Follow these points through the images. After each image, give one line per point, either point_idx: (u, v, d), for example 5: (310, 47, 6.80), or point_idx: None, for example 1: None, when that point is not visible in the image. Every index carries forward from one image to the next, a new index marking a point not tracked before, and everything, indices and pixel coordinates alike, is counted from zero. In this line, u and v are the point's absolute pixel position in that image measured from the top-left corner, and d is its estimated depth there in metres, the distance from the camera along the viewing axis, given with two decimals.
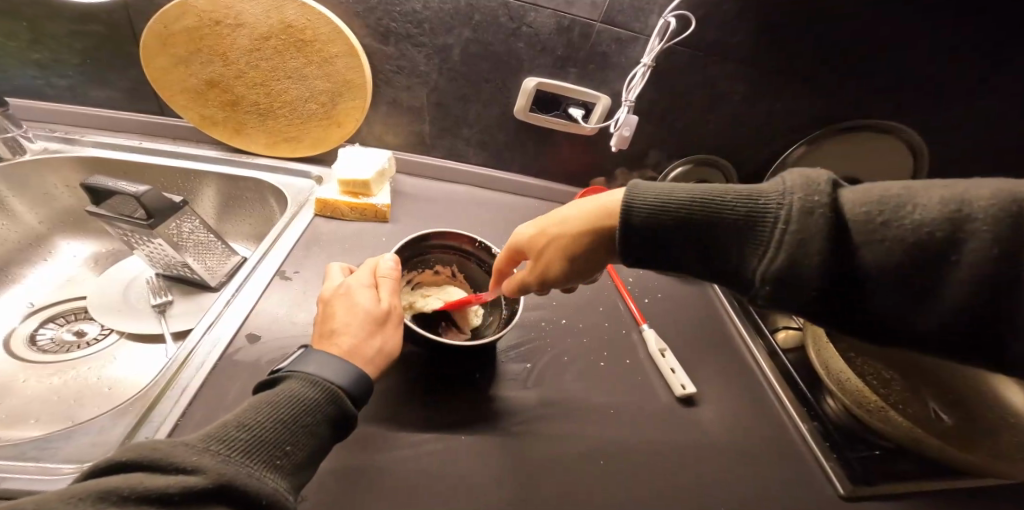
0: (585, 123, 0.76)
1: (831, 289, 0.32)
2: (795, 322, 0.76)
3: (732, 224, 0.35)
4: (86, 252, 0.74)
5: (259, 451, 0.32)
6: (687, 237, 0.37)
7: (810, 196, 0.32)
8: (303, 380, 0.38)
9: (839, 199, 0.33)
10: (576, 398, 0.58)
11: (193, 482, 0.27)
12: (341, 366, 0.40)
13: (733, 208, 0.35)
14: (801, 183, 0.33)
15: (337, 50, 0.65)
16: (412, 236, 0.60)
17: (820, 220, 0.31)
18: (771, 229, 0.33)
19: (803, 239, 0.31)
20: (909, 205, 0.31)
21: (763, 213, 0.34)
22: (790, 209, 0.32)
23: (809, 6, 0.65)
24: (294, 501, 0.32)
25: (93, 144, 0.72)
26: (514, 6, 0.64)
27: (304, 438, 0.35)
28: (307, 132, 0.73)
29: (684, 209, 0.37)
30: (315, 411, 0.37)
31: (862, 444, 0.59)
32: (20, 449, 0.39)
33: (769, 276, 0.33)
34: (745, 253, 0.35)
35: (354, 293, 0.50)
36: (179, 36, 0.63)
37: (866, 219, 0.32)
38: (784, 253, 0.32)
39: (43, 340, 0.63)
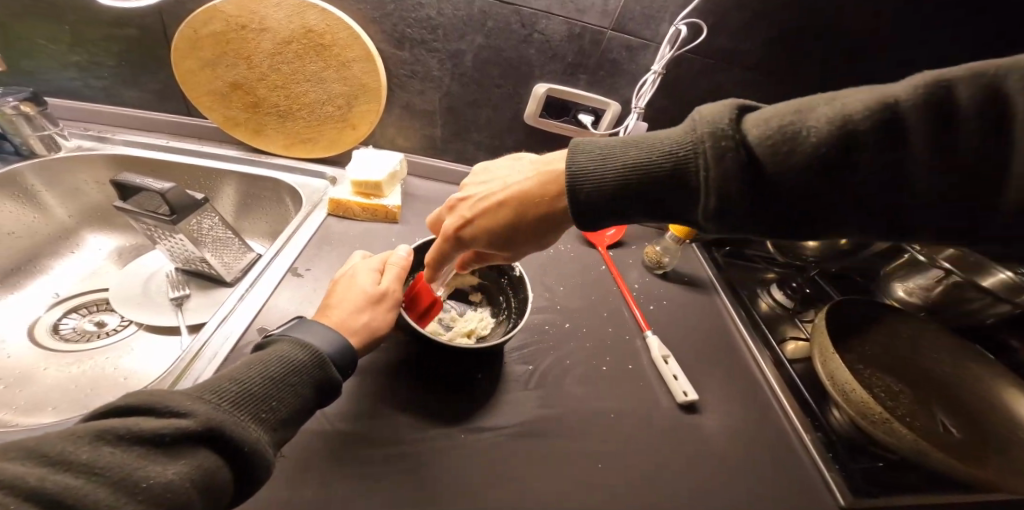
0: (595, 129, 0.76)
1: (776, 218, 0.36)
2: (804, 332, 0.75)
3: (662, 177, 0.38)
4: (111, 246, 0.78)
5: (246, 403, 0.34)
6: (628, 197, 0.40)
7: (719, 138, 0.35)
8: (292, 343, 0.40)
9: (744, 132, 0.35)
10: (577, 400, 0.58)
11: (183, 424, 0.29)
12: (330, 336, 0.42)
13: (659, 163, 0.38)
14: (706, 127, 0.36)
15: (354, 55, 0.67)
16: (428, 238, 0.61)
17: (732, 162, 0.35)
18: (698, 176, 0.37)
19: (722, 178, 0.35)
20: (806, 125, 0.34)
21: (686, 162, 0.37)
22: (706, 154, 0.36)
23: (824, 14, 0.64)
24: (274, 454, 0.34)
25: (123, 143, 0.76)
26: (527, 13, 0.65)
27: (289, 397, 0.37)
28: (323, 134, 0.76)
29: (614, 173, 0.40)
30: (302, 373, 0.38)
31: (864, 456, 0.58)
32: (39, 433, 0.41)
33: (710, 212, 0.37)
34: (688, 195, 0.38)
35: (357, 274, 0.52)
36: (207, 39, 0.65)
37: (774, 151, 0.35)
38: (714, 193, 0.36)
39: (66, 330, 0.67)
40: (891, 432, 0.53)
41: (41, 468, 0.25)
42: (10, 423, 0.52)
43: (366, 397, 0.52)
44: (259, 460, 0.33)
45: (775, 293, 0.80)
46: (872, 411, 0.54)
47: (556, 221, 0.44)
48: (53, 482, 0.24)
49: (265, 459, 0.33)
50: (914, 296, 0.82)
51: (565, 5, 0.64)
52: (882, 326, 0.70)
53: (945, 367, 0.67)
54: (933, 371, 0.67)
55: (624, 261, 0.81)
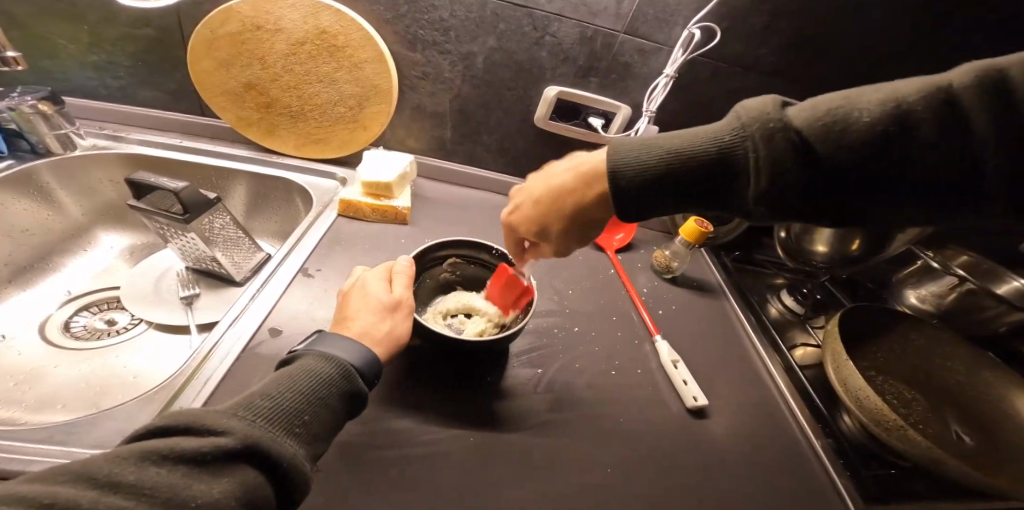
0: (605, 133, 0.76)
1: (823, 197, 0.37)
2: (814, 339, 0.74)
3: (709, 161, 0.40)
4: (122, 245, 0.79)
5: (281, 419, 0.34)
6: (675, 179, 0.41)
7: (766, 122, 0.38)
8: (318, 357, 0.40)
9: (790, 118, 0.38)
10: (585, 404, 0.58)
11: (222, 442, 0.29)
12: (354, 347, 0.42)
13: (707, 148, 0.40)
14: (753, 114, 0.39)
15: (367, 56, 0.67)
16: (432, 242, 0.61)
17: (782, 142, 0.37)
18: (747, 159, 0.38)
19: (775, 157, 0.37)
20: (852, 110, 0.37)
21: (734, 148, 0.39)
22: (754, 137, 0.38)
23: (838, 18, 0.64)
24: (309, 468, 0.34)
25: (136, 142, 0.76)
26: (539, 16, 0.65)
27: (320, 410, 0.37)
28: (335, 135, 0.76)
29: (664, 155, 0.41)
30: (330, 386, 0.38)
31: (876, 463, 0.57)
32: (50, 432, 0.41)
33: (761, 193, 0.38)
34: (733, 179, 0.40)
35: (368, 284, 0.52)
36: (222, 40, 0.66)
37: (823, 129, 0.36)
38: (765, 170, 0.37)
39: (76, 328, 0.67)
40: (905, 439, 0.52)
41: (91, 491, 0.25)
42: (21, 421, 0.53)
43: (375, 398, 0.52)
44: (296, 473, 0.32)
45: (785, 299, 0.79)
46: (886, 418, 0.53)
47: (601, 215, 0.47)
48: (104, 503, 0.25)
49: (300, 475, 0.33)
50: (926, 303, 0.82)
51: (578, 8, 0.64)
52: (894, 333, 0.69)
53: (959, 376, 0.66)
54: (947, 379, 0.66)
55: (632, 265, 0.81)
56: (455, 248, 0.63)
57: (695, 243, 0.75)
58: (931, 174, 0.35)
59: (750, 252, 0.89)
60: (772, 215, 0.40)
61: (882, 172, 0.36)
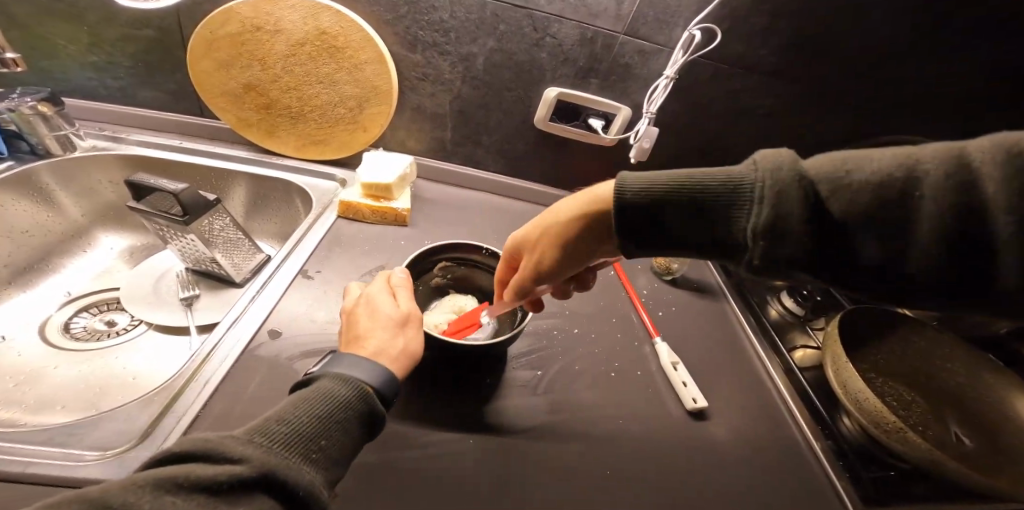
0: (605, 134, 0.76)
1: (828, 246, 0.34)
2: (814, 341, 0.74)
3: (714, 195, 0.37)
4: (122, 246, 0.79)
5: (297, 444, 0.33)
6: (672, 210, 0.38)
7: (777, 161, 0.35)
8: (336, 379, 0.39)
9: (801, 163, 0.35)
10: (585, 405, 0.58)
11: (237, 470, 0.29)
12: (371, 367, 0.41)
13: (711, 182, 0.37)
14: (766, 155, 0.36)
15: (367, 57, 0.67)
16: (427, 248, 0.61)
17: (790, 176, 0.34)
18: (751, 196, 0.35)
19: (779, 194, 0.33)
20: (866, 159, 0.34)
21: (740, 184, 0.36)
22: (763, 172, 0.35)
23: (838, 21, 0.64)
24: (328, 495, 0.33)
25: (136, 143, 0.76)
26: (540, 17, 0.65)
27: (338, 435, 0.36)
28: (335, 136, 0.76)
29: (666, 182, 0.38)
30: (349, 409, 0.37)
31: (875, 465, 0.57)
32: (50, 433, 0.41)
33: (759, 231, 0.34)
34: (733, 219, 0.36)
35: (376, 300, 0.51)
36: (222, 41, 0.66)
37: (833, 175, 0.34)
38: (769, 206, 0.34)
39: (76, 329, 0.68)
40: (904, 441, 0.52)
41: None
42: (21, 422, 0.53)
43: None
44: (314, 501, 0.31)
45: (785, 300, 0.79)
46: (886, 421, 0.53)
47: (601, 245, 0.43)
48: None
49: (319, 502, 0.32)
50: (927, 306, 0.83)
51: (578, 9, 0.64)
52: (895, 335, 0.69)
53: (959, 378, 0.66)
54: (947, 382, 0.66)
55: (632, 266, 0.81)
56: (447, 252, 0.63)
57: None
58: (917, 256, 0.31)
59: None
60: (766, 263, 0.35)
61: (867, 237, 0.32)
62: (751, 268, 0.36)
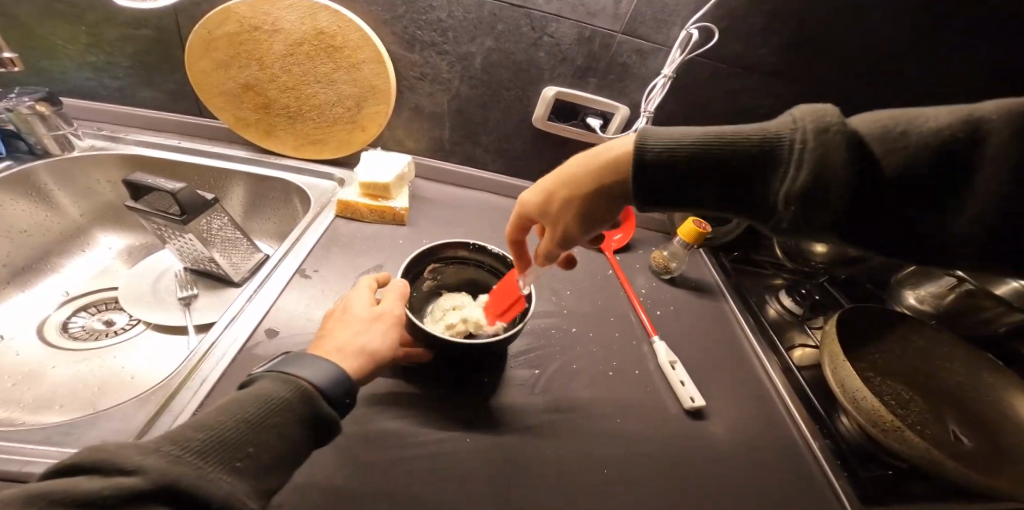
0: (604, 133, 0.76)
1: (863, 204, 0.35)
2: (813, 340, 0.74)
3: (749, 153, 0.37)
4: (121, 245, 0.79)
5: (216, 452, 0.32)
6: (701, 170, 0.38)
7: (822, 118, 0.35)
8: (276, 379, 0.37)
9: (856, 124, 0.35)
10: (583, 405, 0.58)
11: (128, 483, 0.27)
12: (321, 366, 0.39)
13: (748, 138, 0.37)
14: (809, 113, 0.36)
15: (365, 56, 0.67)
16: (422, 249, 0.61)
17: (836, 135, 0.34)
18: (787, 153, 0.36)
19: (822, 154, 0.34)
20: (913, 122, 0.34)
21: (778, 141, 0.36)
22: (805, 128, 0.35)
23: (837, 20, 0.64)
24: (253, 503, 0.32)
25: (135, 142, 0.76)
26: (538, 17, 0.65)
27: (272, 440, 0.34)
28: (333, 135, 0.76)
29: (700, 139, 0.38)
30: (286, 412, 0.35)
31: (874, 464, 0.57)
32: (46, 432, 0.41)
33: (794, 194, 0.35)
34: (765, 180, 0.37)
35: (353, 300, 0.51)
36: (220, 41, 0.66)
37: (885, 133, 0.35)
38: (807, 169, 0.34)
39: (75, 328, 0.68)
40: (902, 441, 0.52)
41: None
42: (19, 422, 0.53)
43: (373, 399, 0.52)
44: None
45: (784, 299, 0.79)
46: (883, 419, 0.53)
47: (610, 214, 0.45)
48: None
49: None
50: (925, 305, 0.81)
51: (576, 9, 0.64)
52: (894, 334, 0.69)
53: (958, 376, 0.66)
54: (946, 380, 0.66)
55: (631, 266, 0.81)
56: (439, 253, 0.63)
57: (693, 242, 0.75)
58: (963, 220, 0.33)
59: (749, 252, 0.89)
60: (798, 225, 0.36)
61: (915, 199, 0.34)
62: (778, 229, 0.38)
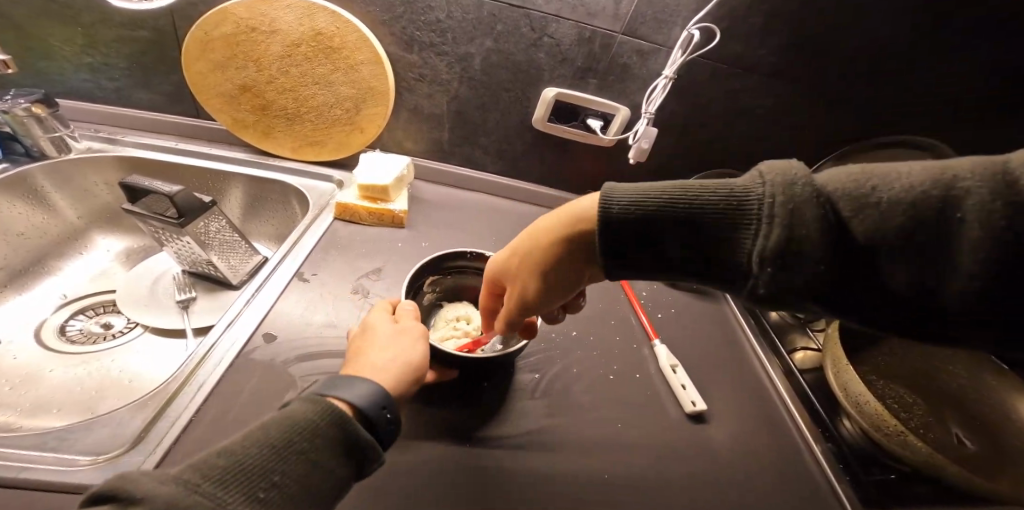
0: (604, 134, 0.76)
1: (834, 269, 0.31)
2: (815, 343, 0.73)
3: (717, 210, 0.34)
4: (118, 248, 0.78)
5: (236, 482, 0.29)
6: (666, 226, 0.35)
7: (786, 174, 0.32)
8: (309, 400, 0.35)
9: (815, 180, 0.32)
10: (583, 409, 0.58)
11: None
12: (363, 386, 0.37)
13: (713, 193, 0.34)
14: (776, 169, 0.33)
15: (363, 57, 0.67)
16: (419, 265, 0.58)
17: (802, 189, 0.31)
18: (757, 211, 0.32)
19: (794, 211, 0.31)
20: (884, 180, 0.31)
21: (746, 197, 0.33)
22: (772, 185, 0.32)
23: (839, 20, 0.63)
24: None
25: (132, 144, 0.76)
26: (537, 17, 0.64)
27: (298, 467, 0.32)
28: (332, 137, 0.76)
29: (664, 194, 0.36)
30: (314, 436, 0.33)
31: (876, 467, 0.56)
32: (42, 439, 0.41)
33: (767, 255, 0.31)
34: (735, 240, 0.34)
35: (373, 321, 0.49)
36: (217, 42, 0.65)
37: (853, 193, 0.31)
38: (779, 224, 0.31)
39: (72, 331, 0.67)
40: (907, 446, 0.52)
41: None
42: (16, 426, 0.52)
43: None
44: None
45: None
46: (887, 424, 0.53)
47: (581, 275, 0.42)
48: None
49: None
50: None
51: (576, 9, 0.63)
52: (897, 337, 0.69)
53: (961, 380, 0.65)
54: (949, 384, 0.65)
55: None
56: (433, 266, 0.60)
57: None
58: (957, 280, 0.29)
59: None
60: (774, 290, 0.32)
61: (897, 261, 0.30)
62: (754, 297, 0.34)
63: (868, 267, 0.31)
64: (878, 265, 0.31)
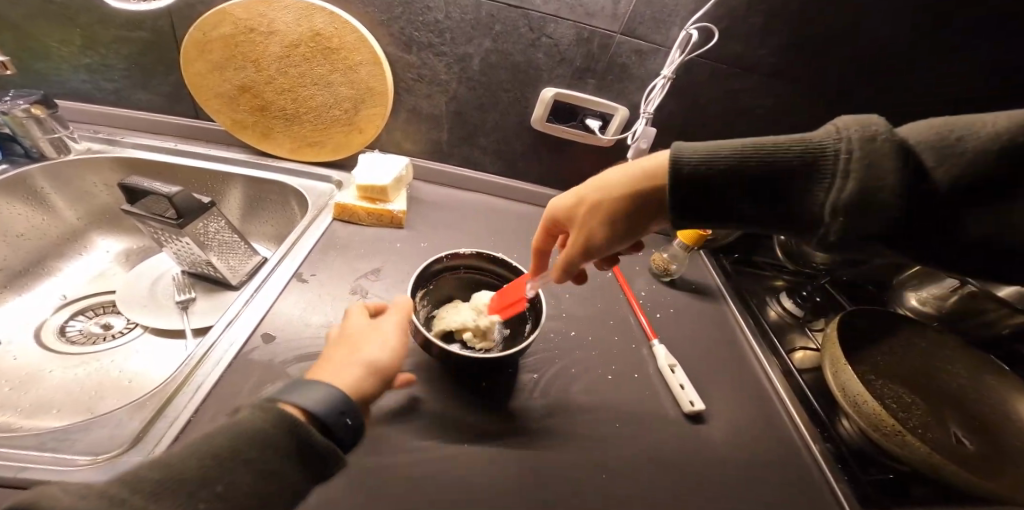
0: (603, 134, 0.75)
1: (915, 214, 0.34)
2: (814, 343, 0.73)
3: (791, 164, 0.37)
4: (118, 248, 0.79)
5: (172, 493, 0.29)
6: (738, 181, 0.39)
7: (866, 128, 0.35)
8: (257, 408, 0.34)
9: (905, 133, 0.35)
10: (581, 408, 0.58)
11: None
12: (318, 389, 0.36)
13: (789, 149, 0.37)
14: (854, 124, 0.36)
15: (362, 58, 0.67)
16: (422, 268, 0.59)
17: (885, 143, 0.34)
18: (835, 163, 0.35)
19: (870, 164, 0.34)
20: (964, 134, 0.34)
21: (821, 151, 0.36)
22: (850, 138, 0.35)
23: (838, 20, 0.63)
24: None
25: (132, 145, 0.76)
26: (535, 17, 0.64)
27: (247, 477, 0.31)
28: (330, 137, 0.76)
29: (736, 150, 0.39)
30: (260, 445, 0.32)
31: (875, 468, 0.57)
32: (41, 439, 0.41)
33: (841, 206, 0.34)
34: (809, 192, 0.37)
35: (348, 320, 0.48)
36: (216, 42, 0.65)
37: (940, 143, 0.34)
38: (853, 179, 0.34)
39: (72, 332, 0.67)
40: (905, 447, 0.52)
41: None
42: (16, 426, 0.53)
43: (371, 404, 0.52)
44: None
45: (785, 301, 0.79)
46: (885, 424, 0.52)
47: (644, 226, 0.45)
48: None
49: None
50: (927, 306, 0.82)
51: (574, 9, 0.63)
52: (896, 336, 0.69)
53: (961, 379, 0.66)
54: (950, 384, 0.65)
55: (631, 268, 0.81)
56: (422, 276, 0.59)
57: (693, 243, 0.75)
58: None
59: (750, 253, 0.88)
60: (846, 239, 0.35)
61: (970, 212, 0.33)
62: (822, 244, 0.37)
63: (954, 216, 0.34)
64: (963, 215, 0.34)
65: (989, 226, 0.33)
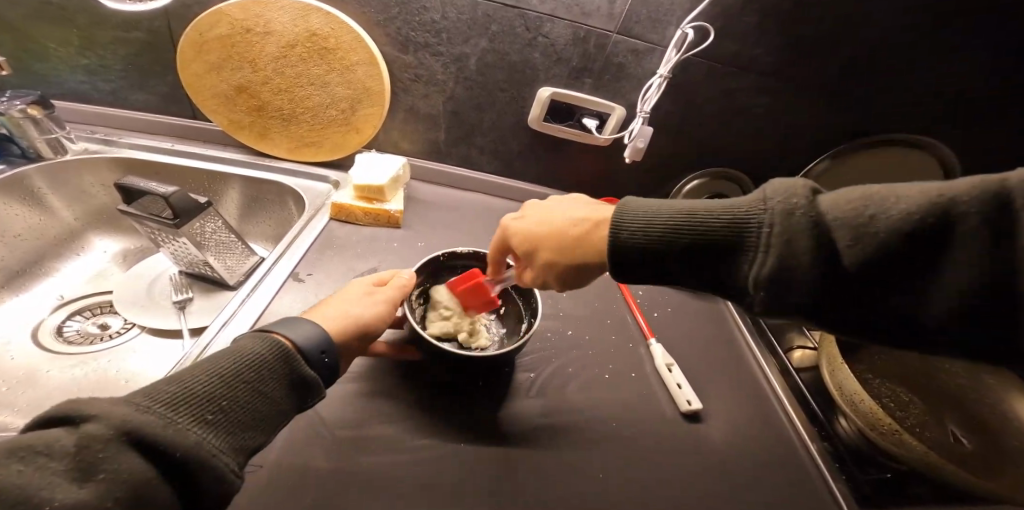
0: (600, 134, 0.75)
1: (826, 290, 0.33)
2: (812, 342, 0.72)
3: (717, 235, 0.36)
4: (116, 249, 0.79)
5: (185, 404, 0.31)
6: (674, 249, 0.39)
7: (789, 200, 0.34)
8: (252, 336, 0.38)
9: (817, 204, 0.34)
10: (577, 407, 0.58)
11: (92, 430, 0.27)
12: (303, 327, 0.41)
13: (716, 218, 0.37)
14: (780, 190, 0.35)
15: (358, 58, 0.67)
16: (422, 261, 0.60)
17: (800, 221, 0.33)
18: (755, 238, 0.35)
19: (788, 241, 0.33)
20: (886, 204, 0.32)
21: (745, 223, 0.35)
22: (772, 212, 0.34)
23: (834, 19, 0.63)
24: (224, 460, 0.31)
25: (130, 145, 0.76)
26: (531, 17, 0.64)
27: (246, 397, 0.35)
28: (328, 137, 0.76)
29: (671, 218, 0.39)
30: (261, 368, 0.36)
31: (873, 467, 0.56)
32: None
33: (762, 280, 0.34)
34: (735, 263, 0.37)
35: (353, 283, 0.53)
36: (213, 43, 0.66)
37: (854, 216, 0.32)
38: (772, 256, 0.33)
39: (69, 332, 0.67)
40: (902, 443, 0.52)
41: None
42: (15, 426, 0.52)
43: (367, 403, 0.52)
44: (199, 463, 0.29)
45: None
46: (881, 422, 0.52)
47: (583, 279, 0.46)
48: None
49: (207, 467, 0.30)
50: None
51: (570, 9, 0.63)
52: None
53: (959, 379, 0.65)
54: (948, 383, 0.65)
55: None
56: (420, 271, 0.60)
57: None
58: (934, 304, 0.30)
59: None
60: (769, 309, 0.35)
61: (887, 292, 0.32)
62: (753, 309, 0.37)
63: (868, 295, 0.32)
64: (876, 294, 0.32)
65: (904, 305, 0.31)
